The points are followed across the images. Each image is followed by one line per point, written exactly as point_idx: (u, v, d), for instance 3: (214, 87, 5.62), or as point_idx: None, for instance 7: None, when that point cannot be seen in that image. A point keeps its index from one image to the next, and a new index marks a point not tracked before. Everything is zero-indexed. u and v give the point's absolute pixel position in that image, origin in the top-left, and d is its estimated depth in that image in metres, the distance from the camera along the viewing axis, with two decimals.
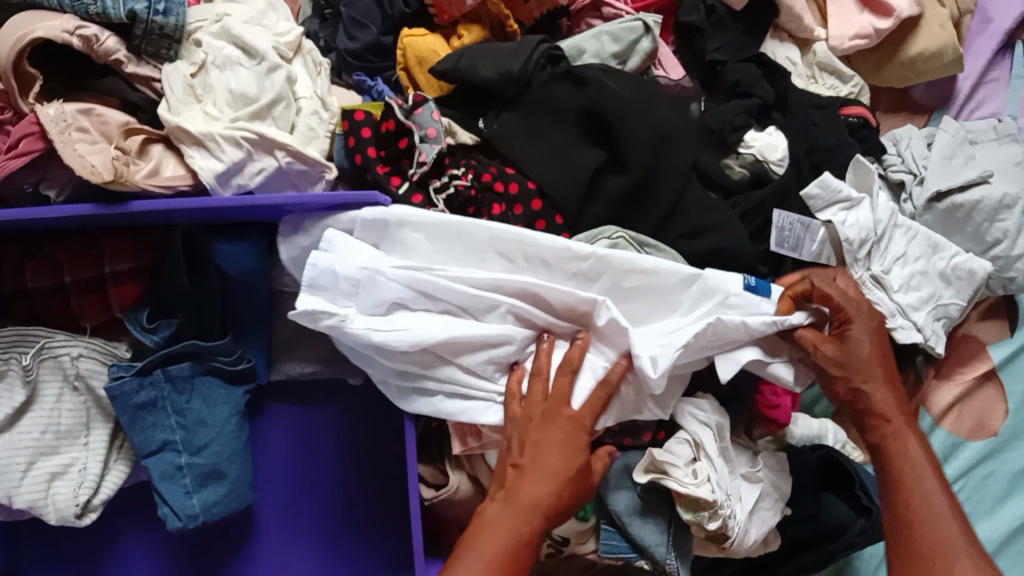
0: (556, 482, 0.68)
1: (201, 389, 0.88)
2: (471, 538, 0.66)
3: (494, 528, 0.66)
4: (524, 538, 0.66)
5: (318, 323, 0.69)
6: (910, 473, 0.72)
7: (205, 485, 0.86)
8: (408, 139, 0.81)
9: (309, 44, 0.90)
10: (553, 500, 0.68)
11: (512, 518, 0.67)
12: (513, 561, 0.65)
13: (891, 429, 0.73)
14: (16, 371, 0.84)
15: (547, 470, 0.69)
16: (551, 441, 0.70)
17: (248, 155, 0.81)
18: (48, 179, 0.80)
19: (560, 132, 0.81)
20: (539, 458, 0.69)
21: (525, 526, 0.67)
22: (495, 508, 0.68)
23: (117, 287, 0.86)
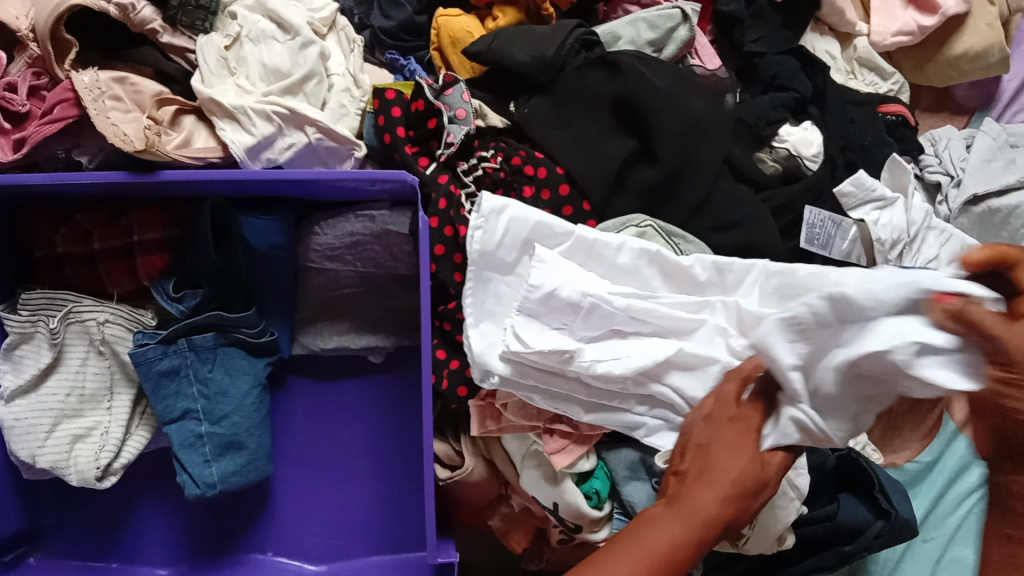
0: (725, 505, 0.59)
1: (223, 359, 0.89)
2: (628, 535, 0.58)
3: (653, 534, 0.57)
4: (685, 552, 0.57)
5: (552, 360, 0.70)
6: None
7: (224, 455, 0.88)
8: (436, 120, 0.80)
9: (344, 20, 0.89)
10: (721, 517, 0.58)
11: (670, 527, 0.58)
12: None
13: None
14: (43, 334, 0.85)
15: (716, 475, 0.59)
16: (718, 446, 0.61)
17: (279, 129, 0.81)
18: (81, 146, 0.81)
19: (590, 119, 0.80)
20: (704, 461, 0.61)
21: (682, 539, 0.57)
22: (658, 510, 0.60)
23: (144, 258, 0.87)
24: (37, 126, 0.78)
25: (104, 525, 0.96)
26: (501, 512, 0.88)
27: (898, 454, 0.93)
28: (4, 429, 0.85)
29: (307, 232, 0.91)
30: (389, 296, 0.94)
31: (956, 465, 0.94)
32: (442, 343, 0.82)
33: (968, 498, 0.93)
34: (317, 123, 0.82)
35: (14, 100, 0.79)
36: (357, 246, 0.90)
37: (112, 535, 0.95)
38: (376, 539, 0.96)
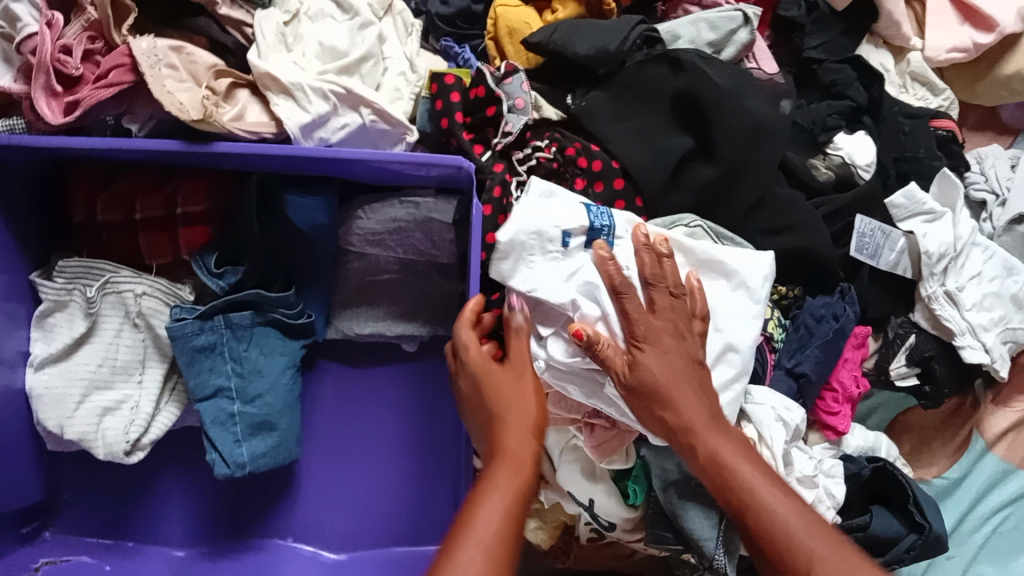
0: (530, 431, 0.68)
1: (259, 338, 0.87)
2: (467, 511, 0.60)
3: (489, 496, 0.61)
4: (517, 505, 0.62)
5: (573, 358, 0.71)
6: (733, 480, 0.64)
7: (256, 435, 0.86)
8: (496, 107, 0.80)
9: (401, 4, 0.89)
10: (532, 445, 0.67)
11: (507, 485, 0.62)
12: (510, 542, 0.59)
13: (690, 431, 0.66)
14: (78, 302, 0.84)
15: (511, 396, 0.70)
16: (504, 399, 0.69)
17: (333, 109, 0.81)
18: (133, 112, 0.80)
19: (651, 116, 0.80)
20: (503, 386, 0.70)
21: (514, 488, 0.62)
22: (488, 470, 0.64)
23: (186, 230, 0.85)
24: (91, 90, 0.77)
25: (122, 503, 0.93)
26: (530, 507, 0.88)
27: (925, 468, 0.95)
28: (32, 397, 0.84)
29: (351, 214, 0.90)
30: (428, 283, 0.93)
31: (985, 483, 0.94)
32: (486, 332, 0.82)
33: (997, 514, 0.93)
34: (371, 104, 0.82)
35: (69, 63, 0.77)
36: (398, 232, 0.89)
37: (129, 513, 0.93)
38: (399, 528, 0.94)
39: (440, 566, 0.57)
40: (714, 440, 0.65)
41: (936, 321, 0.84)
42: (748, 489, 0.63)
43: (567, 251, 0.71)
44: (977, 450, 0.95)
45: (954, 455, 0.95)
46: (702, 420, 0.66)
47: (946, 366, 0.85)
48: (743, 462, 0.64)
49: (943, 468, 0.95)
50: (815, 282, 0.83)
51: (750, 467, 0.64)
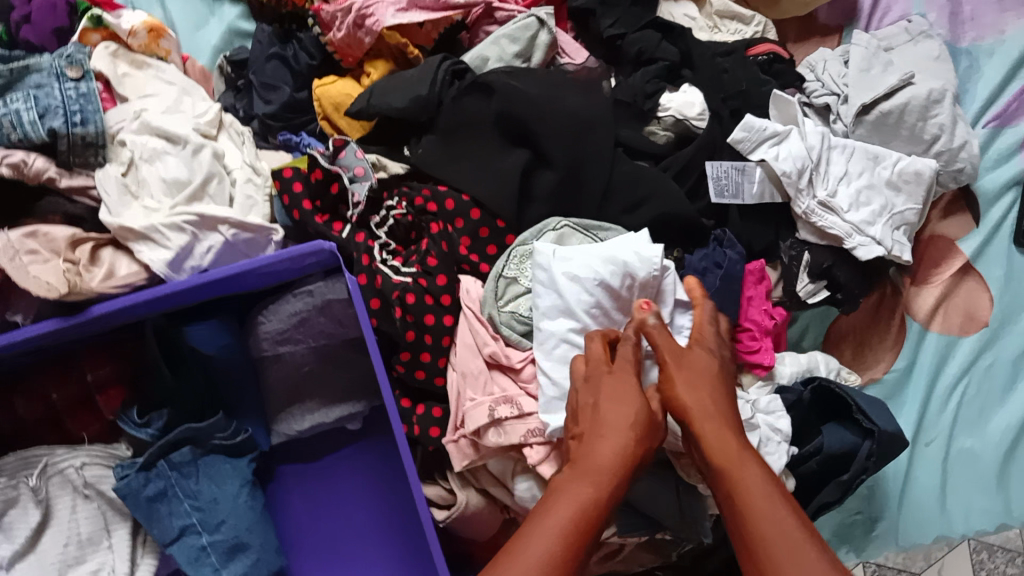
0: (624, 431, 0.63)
1: (206, 469, 0.90)
2: (533, 517, 0.58)
3: (559, 505, 0.58)
4: (593, 512, 0.58)
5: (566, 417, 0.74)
6: (769, 535, 0.55)
7: (232, 559, 0.88)
8: (338, 183, 0.83)
9: (229, 117, 0.93)
10: (626, 457, 0.61)
11: (574, 493, 0.59)
12: (570, 550, 0.55)
13: (744, 469, 0.59)
14: (26, 494, 0.87)
15: (603, 423, 0.63)
16: (605, 398, 0.65)
17: (193, 237, 0.83)
18: (12, 305, 0.83)
19: (482, 143, 0.82)
20: (596, 415, 0.64)
21: (590, 495, 0.58)
22: (561, 479, 0.61)
23: (104, 394, 0.89)
24: None
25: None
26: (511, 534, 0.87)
27: (874, 369, 0.94)
28: None
29: (254, 320, 0.93)
30: (348, 360, 0.96)
31: (932, 365, 0.94)
32: (404, 392, 0.83)
33: (956, 386, 0.94)
34: (224, 223, 0.85)
35: None
36: (304, 323, 0.92)
37: None
38: None
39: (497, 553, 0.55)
40: (760, 500, 0.57)
41: (822, 232, 0.85)
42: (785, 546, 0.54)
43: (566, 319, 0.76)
44: (916, 333, 0.95)
45: (894, 348, 0.94)
46: (757, 464, 0.60)
47: (848, 269, 0.86)
48: (785, 517, 0.56)
49: (890, 362, 0.94)
50: (686, 236, 0.84)
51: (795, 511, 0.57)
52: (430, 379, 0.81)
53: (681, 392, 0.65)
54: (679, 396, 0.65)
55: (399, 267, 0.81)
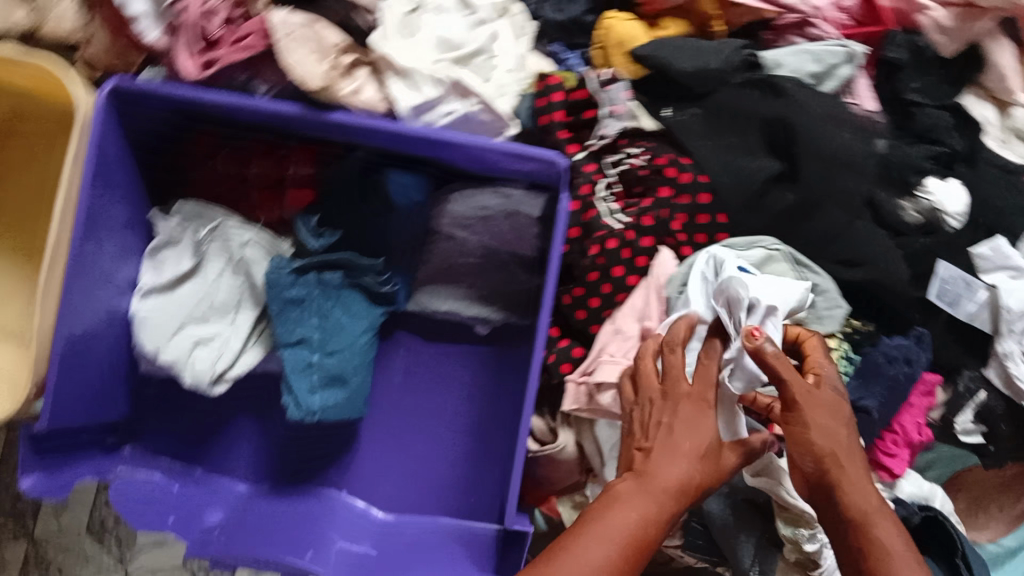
0: (690, 459, 0.64)
1: (345, 300, 0.94)
2: (597, 515, 0.61)
3: (622, 513, 0.61)
4: (652, 527, 0.61)
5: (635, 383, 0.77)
6: (888, 575, 0.61)
7: (328, 388, 0.91)
8: (594, 111, 0.84)
9: (518, 7, 0.92)
10: (689, 483, 0.63)
11: (641, 506, 0.61)
12: (630, 558, 0.59)
13: (862, 503, 0.63)
14: (190, 241, 0.92)
15: (676, 448, 0.64)
16: (679, 424, 0.65)
17: (443, 95, 0.86)
18: (261, 75, 0.88)
19: (741, 137, 0.82)
20: (667, 438, 0.65)
21: (651, 509, 0.61)
22: (625, 486, 0.63)
23: (295, 190, 0.93)
24: (228, 52, 0.84)
25: (196, 441, 1.00)
26: (575, 499, 0.91)
27: (980, 531, 0.93)
28: (135, 321, 0.91)
29: (443, 199, 0.94)
30: (509, 275, 0.97)
31: None
32: (558, 323, 0.85)
33: None
34: (474, 95, 0.86)
35: (210, 25, 0.84)
36: (486, 220, 0.94)
37: (205, 446, 1.00)
38: (450, 504, 0.99)
39: (558, 549, 0.58)
40: (885, 539, 0.62)
41: (1010, 381, 0.83)
42: None
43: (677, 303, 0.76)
44: None
45: (1012, 523, 0.93)
46: (872, 500, 0.64)
47: (1011, 424, 0.84)
48: (905, 562, 0.61)
49: (998, 534, 0.93)
50: (886, 320, 0.84)
51: (907, 556, 0.61)
52: (587, 322, 0.83)
53: (817, 438, 0.64)
54: (813, 442, 0.64)
55: (615, 211, 0.83)
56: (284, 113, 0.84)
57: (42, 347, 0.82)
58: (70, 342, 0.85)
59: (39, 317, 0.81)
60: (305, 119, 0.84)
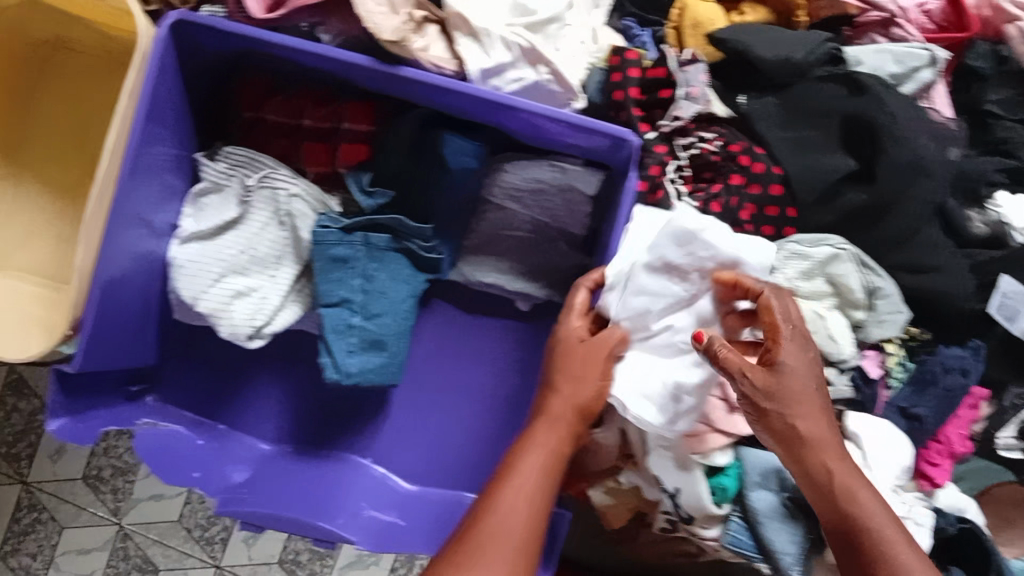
0: (579, 408, 0.76)
1: (390, 263, 0.91)
2: (515, 453, 0.74)
3: (531, 460, 0.72)
4: (557, 459, 0.74)
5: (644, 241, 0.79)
6: (860, 519, 0.65)
7: (367, 351, 0.89)
8: (670, 91, 0.81)
9: None
10: (587, 403, 0.76)
11: (543, 439, 0.74)
12: (543, 485, 0.72)
13: (828, 461, 0.67)
14: (236, 188, 0.89)
15: (573, 382, 0.76)
16: (585, 368, 0.76)
17: (513, 60, 0.83)
18: (326, 25, 0.85)
19: (818, 131, 0.81)
20: (569, 374, 0.77)
21: (555, 450, 0.74)
22: (534, 428, 0.76)
23: (349, 146, 0.89)
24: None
25: (218, 397, 0.97)
26: (607, 485, 0.87)
27: None
28: (175, 266, 0.89)
29: (498, 166, 0.92)
30: (556, 250, 0.94)
31: None
32: None
33: None
34: (548, 63, 0.83)
35: None
36: (538, 194, 0.92)
37: (229, 401, 0.98)
38: (474, 479, 0.96)
39: (482, 507, 0.69)
40: (863, 500, 0.66)
41: None
42: (865, 513, 0.66)
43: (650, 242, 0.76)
44: None
45: None
46: (837, 460, 0.68)
47: None
48: (878, 511, 0.66)
49: None
50: (946, 329, 0.83)
51: (877, 504, 0.66)
52: None
53: (778, 420, 0.68)
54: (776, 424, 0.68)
55: (681, 195, 0.81)
56: (356, 63, 0.84)
57: (80, 284, 0.78)
58: (108, 283, 0.82)
59: (79, 251, 0.76)
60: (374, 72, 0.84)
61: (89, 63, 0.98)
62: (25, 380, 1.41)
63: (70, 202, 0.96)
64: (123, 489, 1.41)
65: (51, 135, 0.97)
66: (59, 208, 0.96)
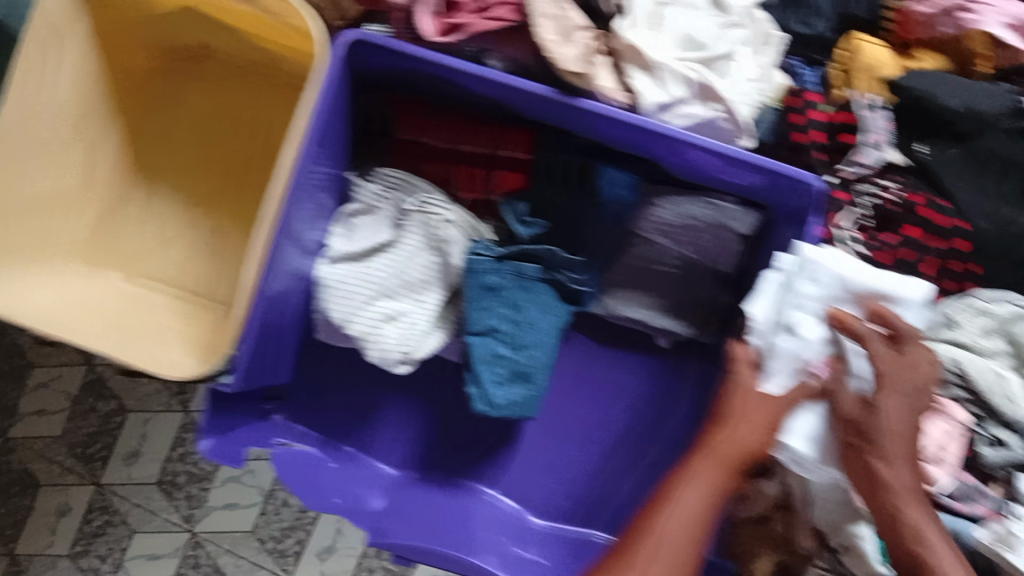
0: (747, 453, 0.71)
1: (539, 294, 0.88)
2: (673, 489, 0.71)
3: (694, 494, 0.70)
4: (717, 498, 0.71)
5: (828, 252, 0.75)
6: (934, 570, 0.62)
7: (513, 383, 0.87)
8: (852, 136, 0.82)
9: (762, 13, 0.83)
10: (753, 450, 0.71)
11: (705, 474, 0.71)
12: (702, 525, 0.70)
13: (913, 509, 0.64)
14: (391, 210, 0.88)
15: (747, 419, 0.71)
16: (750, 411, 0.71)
17: (688, 96, 0.81)
18: (495, 50, 0.81)
19: (1003, 184, 0.79)
20: (743, 409, 0.72)
21: (715, 485, 0.70)
22: (697, 464, 0.71)
23: (504, 173, 0.88)
24: (477, 19, 0.78)
25: (345, 420, 0.95)
26: (758, 528, 0.86)
27: None
28: (322, 287, 0.87)
29: (648, 202, 0.89)
30: (704, 287, 0.92)
31: None
32: None
33: None
34: (724, 101, 0.81)
35: None
36: (691, 230, 0.89)
37: (357, 424, 0.95)
38: (607, 514, 0.95)
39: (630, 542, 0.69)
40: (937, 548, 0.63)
41: None
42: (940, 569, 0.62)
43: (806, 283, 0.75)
44: None
45: None
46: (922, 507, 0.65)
47: None
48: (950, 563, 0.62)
49: None
50: None
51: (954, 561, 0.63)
52: None
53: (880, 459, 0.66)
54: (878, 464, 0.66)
55: (857, 242, 0.81)
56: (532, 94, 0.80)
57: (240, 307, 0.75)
58: (264, 303, 0.80)
59: (245, 274, 0.73)
60: (549, 103, 0.81)
61: (231, 74, 0.95)
62: (101, 380, 1.30)
63: (208, 213, 0.95)
64: (199, 496, 1.28)
65: (189, 147, 0.95)
66: (197, 218, 0.95)
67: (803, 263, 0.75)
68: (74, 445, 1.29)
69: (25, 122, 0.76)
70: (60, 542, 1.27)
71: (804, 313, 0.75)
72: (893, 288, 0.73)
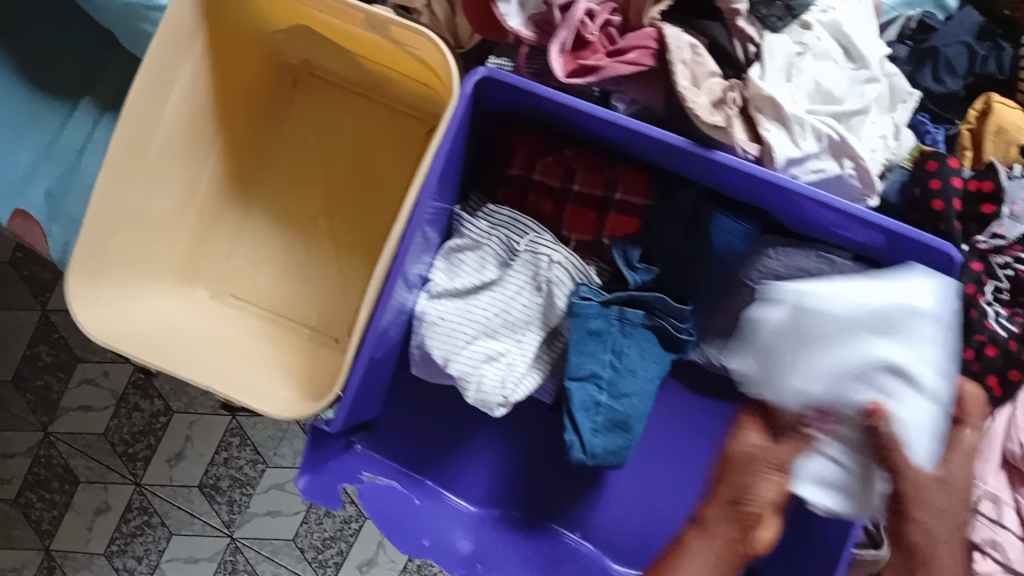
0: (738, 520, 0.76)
1: (642, 340, 0.85)
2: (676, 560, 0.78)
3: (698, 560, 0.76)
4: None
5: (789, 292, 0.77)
6: None
7: (610, 432, 0.83)
8: (993, 207, 0.79)
9: (896, 70, 0.82)
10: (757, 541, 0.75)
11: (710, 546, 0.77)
12: None
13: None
14: (497, 248, 0.85)
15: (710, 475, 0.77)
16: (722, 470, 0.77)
17: (818, 151, 0.78)
18: (622, 91, 0.79)
19: None
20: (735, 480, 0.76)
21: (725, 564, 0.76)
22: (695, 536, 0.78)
23: (618, 217, 0.85)
24: (611, 61, 0.75)
25: (429, 455, 0.91)
26: None
27: None
28: (424, 322, 0.84)
29: (759, 252, 0.88)
30: None
31: None
32: None
33: None
34: (856, 158, 0.78)
35: (588, 27, 0.76)
36: (799, 283, 0.87)
37: (438, 463, 0.91)
38: None
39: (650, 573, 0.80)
40: None
41: None
42: None
43: (786, 315, 0.76)
44: None
45: None
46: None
47: None
48: None
49: None
50: None
51: None
52: None
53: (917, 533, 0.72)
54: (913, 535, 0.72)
55: (1000, 317, 0.79)
56: (665, 143, 0.77)
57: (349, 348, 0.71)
58: (374, 338, 0.78)
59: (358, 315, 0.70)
60: (681, 153, 0.78)
61: (337, 95, 0.93)
62: (151, 380, 1.30)
63: (298, 234, 0.92)
64: (242, 501, 1.27)
65: (287, 165, 0.93)
66: (287, 240, 0.92)
67: (801, 305, 0.75)
68: (116, 444, 1.30)
69: (137, 140, 0.74)
70: (97, 541, 1.29)
71: (801, 355, 0.75)
72: (897, 297, 0.73)
